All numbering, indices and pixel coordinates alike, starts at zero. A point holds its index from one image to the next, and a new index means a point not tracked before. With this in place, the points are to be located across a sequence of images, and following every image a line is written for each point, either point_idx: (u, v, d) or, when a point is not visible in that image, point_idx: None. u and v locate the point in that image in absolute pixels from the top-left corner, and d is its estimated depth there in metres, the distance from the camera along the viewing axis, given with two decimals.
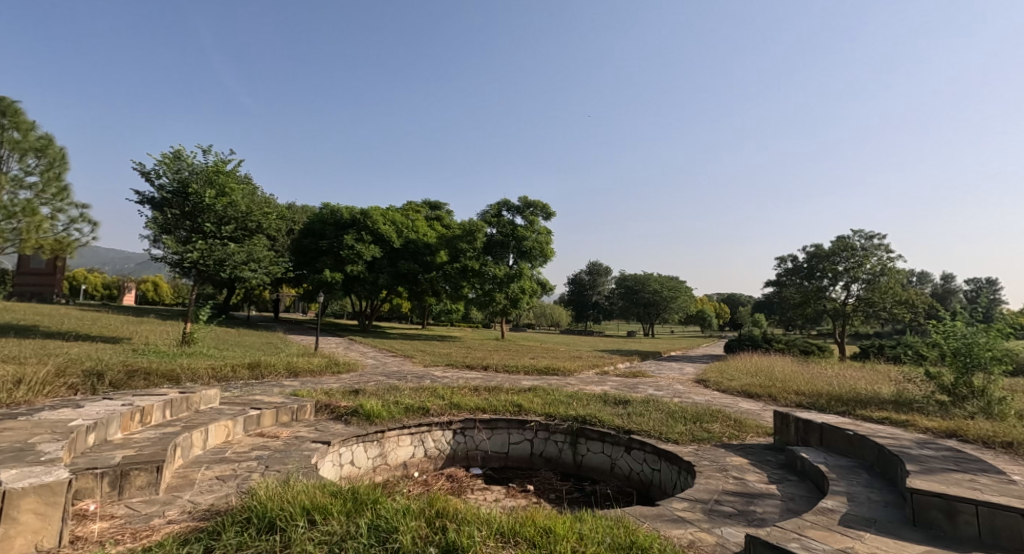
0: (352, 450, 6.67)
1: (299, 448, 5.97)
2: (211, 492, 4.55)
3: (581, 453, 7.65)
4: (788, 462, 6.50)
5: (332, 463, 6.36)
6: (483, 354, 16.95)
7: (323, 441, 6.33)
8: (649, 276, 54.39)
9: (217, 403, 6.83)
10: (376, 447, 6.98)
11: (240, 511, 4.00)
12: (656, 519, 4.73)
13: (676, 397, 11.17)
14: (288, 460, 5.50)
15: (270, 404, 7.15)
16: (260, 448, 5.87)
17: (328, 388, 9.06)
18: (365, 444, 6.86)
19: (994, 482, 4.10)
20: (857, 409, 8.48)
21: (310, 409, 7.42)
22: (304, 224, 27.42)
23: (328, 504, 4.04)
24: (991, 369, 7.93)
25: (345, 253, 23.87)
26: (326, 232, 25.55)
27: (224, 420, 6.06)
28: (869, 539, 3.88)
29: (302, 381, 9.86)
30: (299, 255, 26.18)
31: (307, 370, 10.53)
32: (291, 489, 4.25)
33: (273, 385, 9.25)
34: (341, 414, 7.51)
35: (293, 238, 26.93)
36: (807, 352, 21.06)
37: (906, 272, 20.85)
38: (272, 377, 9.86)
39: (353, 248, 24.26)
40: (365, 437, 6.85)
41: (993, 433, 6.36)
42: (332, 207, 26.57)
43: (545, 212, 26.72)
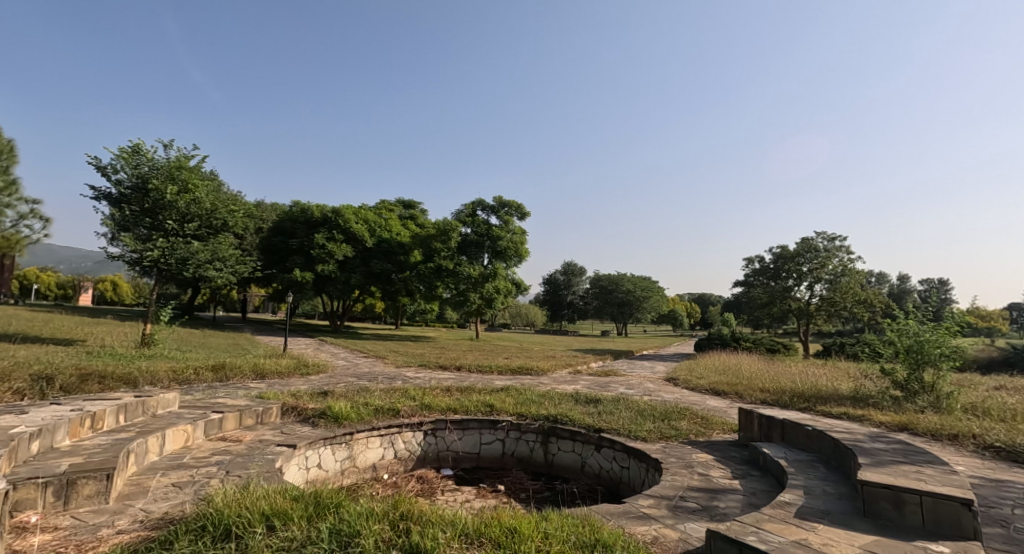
0: (318, 454, 6.55)
1: (261, 452, 5.83)
2: (166, 499, 4.43)
3: (552, 452, 7.69)
4: (752, 457, 6.65)
5: (298, 468, 6.25)
6: (457, 354, 16.89)
7: (288, 444, 6.21)
8: (623, 276, 54.99)
9: (175, 407, 6.62)
10: (344, 450, 6.89)
11: (195, 519, 3.90)
12: (621, 516, 4.79)
13: (647, 395, 11.36)
14: (250, 464, 5.38)
15: (233, 408, 6.96)
16: (221, 452, 5.73)
17: (296, 390, 8.90)
18: (333, 447, 6.76)
19: (938, 472, 4.26)
20: (817, 405, 8.74)
21: (276, 412, 7.27)
22: (272, 222, 26.86)
23: (289, 510, 3.96)
24: (941, 365, 8.25)
25: (316, 252, 23.46)
26: (297, 231, 25.09)
27: (183, 424, 5.90)
28: (822, 530, 4.00)
29: (269, 383, 9.68)
30: (268, 254, 25.68)
31: (274, 371, 10.34)
32: (251, 495, 4.16)
33: (238, 387, 9.04)
34: (308, 417, 7.38)
35: (261, 237, 26.35)
36: (773, 351, 21.61)
37: (866, 273, 21.57)
38: (238, 380, 9.64)
39: (324, 247, 23.88)
40: (332, 440, 6.74)
41: (941, 426, 6.62)
42: (302, 205, 26.09)
43: (520, 212, 26.76)
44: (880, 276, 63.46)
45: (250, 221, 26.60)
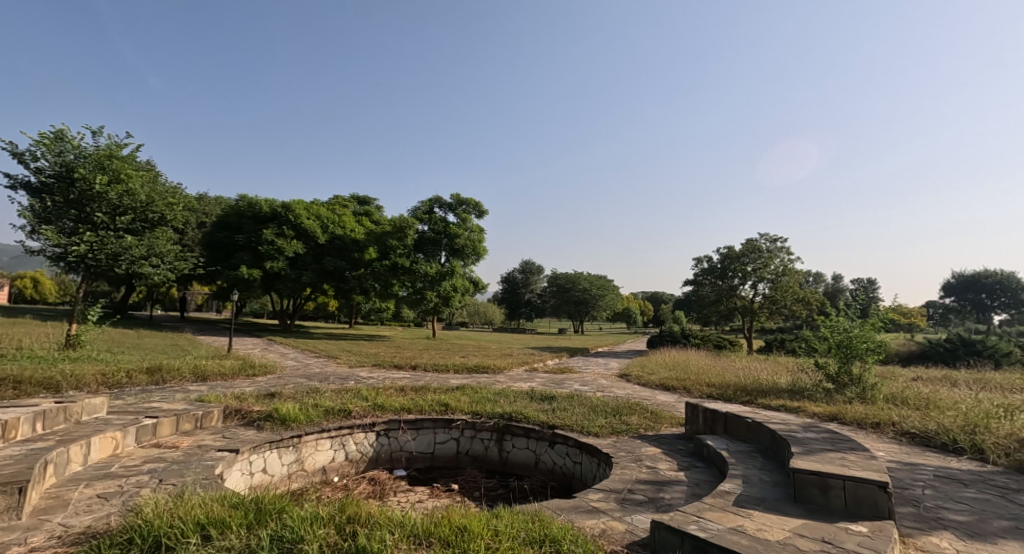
0: (263, 458, 6.38)
1: (200, 458, 5.64)
2: (89, 512, 4.24)
3: (506, 449, 7.76)
4: (697, 450, 6.91)
5: (241, 473, 6.07)
6: (412, 353, 16.73)
7: (230, 449, 6.02)
8: (579, 275, 55.75)
9: (103, 413, 6.32)
10: (291, 453, 6.73)
11: (121, 532, 3.76)
12: (571, 510, 4.89)
13: (600, 391, 11.60)
14: (187, 471, 5.19)
15: (169, 412, 6.69)
16: (154, 460, 5.51)
17: (240, 392, 8.63)
18: (279, 450, 6.59)
19: (860, 458, 4.57)
20: (758, 398, 9.15)
21: (217, 416, 7.03)
22: (216, 217, 25.82)
23: (226, 518, 3.87)
24: (867, 358, 8.79)
25: (265, 249, 22.67)
26: (243, 226, 24.19)
27: (112, 431, 5.64)
28: (756, 516, 4.22)
29: (211, 385, 9.33)
30: (212, 250, 24.70)
31: (217, 373, 9.97)
32: (186, 504, 4.03)
33: (176, 391, 8.67)
34: (253, 420, 7.17)
35: (204, 232, 25.29)
36: (720, 347, 22.42)
37: (805, 272, 22.69)
38: (176, 383, 9.25)
39: (274, 244, 23.10)
40: (279, 443, 6.58)
41: (867, 415, 7.05)
42: (250, 200, 25.16)
43: (478, 210, 26.76)
44: (818, 275, 66.66)
45: (191, 215, 25.47)
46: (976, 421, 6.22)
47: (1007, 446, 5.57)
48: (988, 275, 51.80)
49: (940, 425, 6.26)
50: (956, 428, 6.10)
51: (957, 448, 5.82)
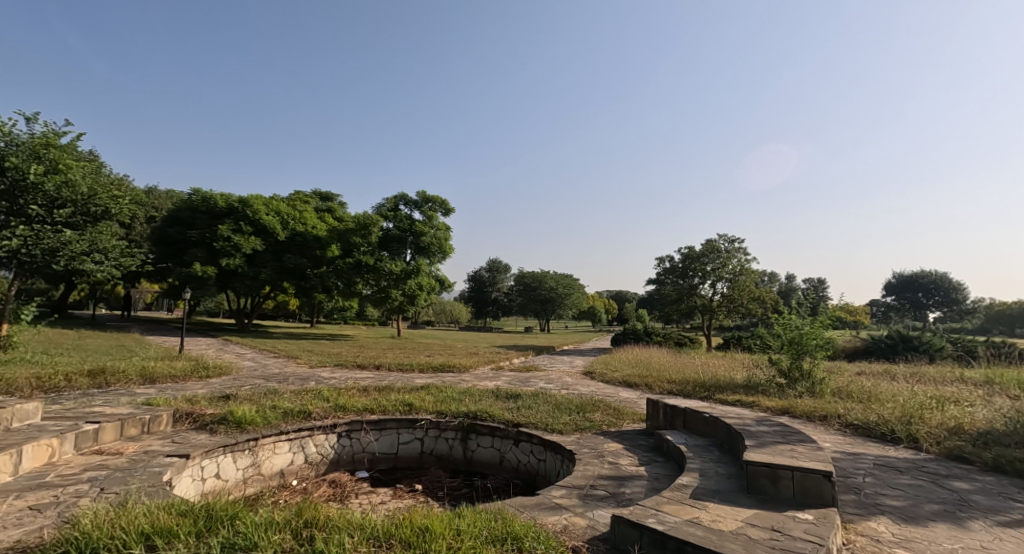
0: (216, 463, 6.20)
1: (147, 465, 5.46)
2: (21, 525, 4.07)
3: (471, 448, 7.78)
4: (657, 445, 7.09)
5: (191, 479, 5.88)
6: (375, 352, 16.52)
7: (180, 454, 5.84)
8: (545, 274, 56.11)
9: (37, 420, 6.04)
10: (247, 457, 6.55)
11: (55, 545, 3.65)
12: (534, 507, 4.95)
13: (564, 389, 11.73)
14: (131, 479, 5.02)
15: (114, 417, 6.44)
16: (96, 468, 5.31)
17: (193, 394, 8.36)
18: (234, 454, 6.42)
19: (808, 449, 4.79)
20: (715, 393, 9.44)
21: (166, 420, 6.80)
22: (167, 211, 24.68)
23: (173, 527, 3.77)
24: (817, 354, 9.18)
25: (220, 245, 21.86)
26: (197, 221, 23.25)
27: (47, 438, 5.40)
28: (711, 508, 4.37)
29: (161, 388, 9.00)
30: (163, 245, 23.67)
31: (167, 376, 9.63)
32: (130, 513, 3.92)
33: (122, 394, 8.33)
34: (206, 423, 6.98)
35: (153, 226, 24.22)
36: (681, 344, 22.97)
37: (761, 272, 23.50)
38: (123, 385, 8.90)
39: (230, 240, 22.27)
40: (233, 447, 6.40)
41: (815, 409, 7.36)
42: (203, 194, 24.18)
43: (444, 208, 26.66)
44: (773, 275, 68.93)
45: (138, 209, 24.45)
46: (913, 413, 6.59)
47: (940, 436, 5.92)
48: (924, 275, 54.79)
49: (881, 417, 6.61)
50: (895, 419, 6.44)
51: (895, 438, 6.15)
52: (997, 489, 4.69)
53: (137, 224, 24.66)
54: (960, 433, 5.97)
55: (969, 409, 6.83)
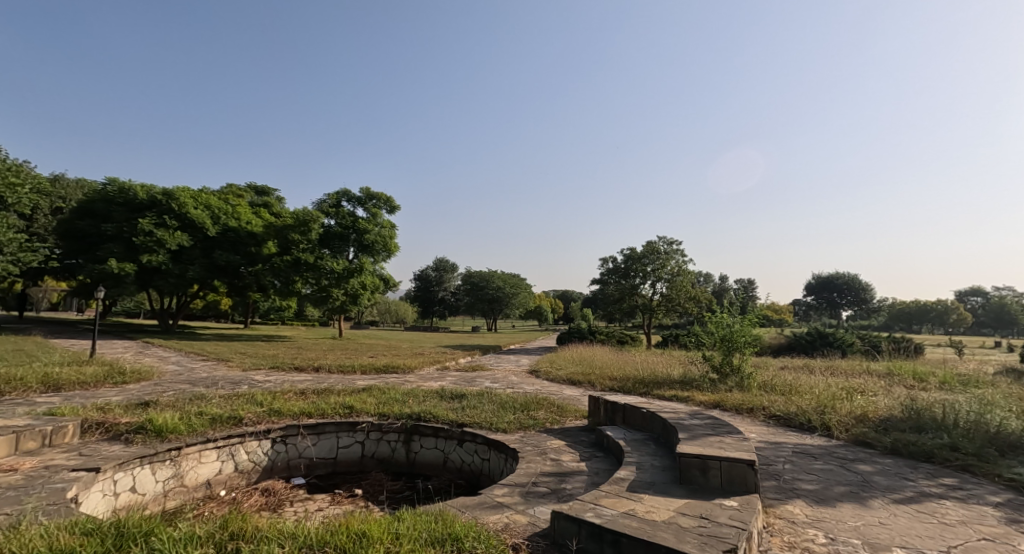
0: (132, 476, 5.81)
1: (47, 482, 5.08)
2: None
3: (414, 450, 7.71)
4: (597, 440, 7.26)
5: (102, 494, 5.48)
6: (315, 354, 16.02)
7: (90, 467, 5.46)
8: (492, 274, 56.16)
9: None
10: (168, 468, 6.17)
11: None
12: (475, 507, 4.98)
13: (508, 388, 11.82)
14: (28, 499, 4.67)
15: (10, 429, 5.94)
16: None
17: (106, 402, 7.83)
18: (153, 466, 6.02)
19: (734, 440, 5.06)
20: (654, 389, 9.77)
21: (73, 431, 6.34)
22: (78, 202, 22.65)
23: (75, 548, 3.54)
24: (745, 350, 9.68)
25: (141, 241, 20.24)
26: (113, 214, 21.48)
27: None
28: (646, 499, 4.54)
29: (67, 397, 8.38)
30: (73, 240, 21.80)
31: (75, 383, 8.97)
32: (23, 537, 3.67)
33: (22, 405, 7.70)
34: (121, 433, 6.56)
35: (62, 218, 22.23)
36: (623, 342, 23.60)
37: (697, 273, 24.49)
38: (21, 395, 8.21)
39: (151, 235, 20.68)
40: (152, 458, 6.01)
41: (743, 402, 7.76)
42: (120, 184, 22.27)
43: (389, 205, 26.25)
44: (708, 276, 71.93)
45: (42, 199, 22.45)
46: (826, 403, 7.08)
47: (849, 423, 6.39)
48: (839, 276, 58.74)
49: (799, 408, 7.05)
50: (811, 409, 6.90)
51: (811, 427, 6.59)
52: (894, 470, 5.12)
53: (41, 216, 22.64)
54: (866, 420, 6.47)
55: (873, 398, 7.42)
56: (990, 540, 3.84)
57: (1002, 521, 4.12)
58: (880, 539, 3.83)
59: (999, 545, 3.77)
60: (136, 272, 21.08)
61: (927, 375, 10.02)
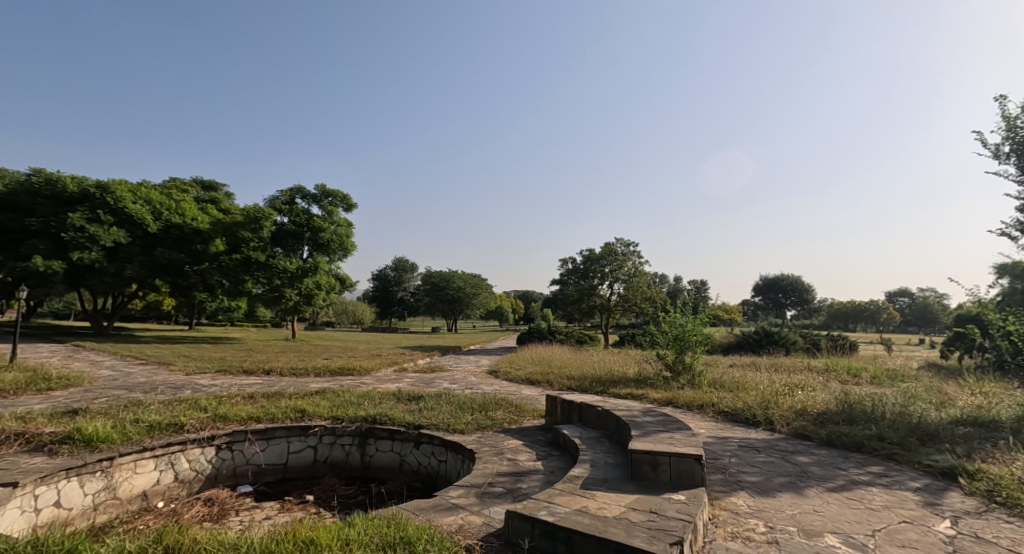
0: (56, 490, 5.44)
1: None
2: None
3: (369, 454, 7.55)
4: (554, 440, 7.30)
5: (20, 511, 5.11)
6: (266, 356, 15.53)
7: (7, 481, 5.09)
8: (453, 274, 55.79)
9: None
10: (98, 480, 5.81)
11: None
12: (430, 510, 4.91)
13: (467, 389, 11.77)
14: None
15: None
16: None
17: (30, 411, 7.34)
18: (80, 478, 5.66)
19: (683, 436, 5.16)
20: (610, 388, 9.90)
21: None
22: None
23: None
24: (697, 348, 9.93)
25: (71, 237, 19.09)
26: (40, 208, 20.11)
27: None
28: (599, 496, 4.58)
29: None
30: None
31: None
32: None
33: None
34: (44, 444, 6.13)
35: None
36: (581, 341, 23.86)
37: (653, 273, 25.01)
38: None
39: (83, 231, 19.51)
40: (80, 470, 5.65)
41: (693, 399, 7.96)
42: (47, 175, 20.87)
43: (346, 203, 25.77)
44: (663, 276, 73.51)
45: None
46: (769, 399, 7.33)
47: (790, 417, 6.63)
48: (784, 277, 61.18)
49: (745, 404, 7.28)
50: (756, 405, 7.13)
51: (756, 421, 6.81)
52: (829, 460, 5.35)
53: None
54: (805, 414, 6.74)
55: (811, 393, 7.74)
56: (909, 522, 4.05)
57: (921, 504, 4.35)
58: (814, 526, 3.98)
59: (916, 527, 3.97)
60: (65, 270, 19.85)
61: (860, 371, 10.54)
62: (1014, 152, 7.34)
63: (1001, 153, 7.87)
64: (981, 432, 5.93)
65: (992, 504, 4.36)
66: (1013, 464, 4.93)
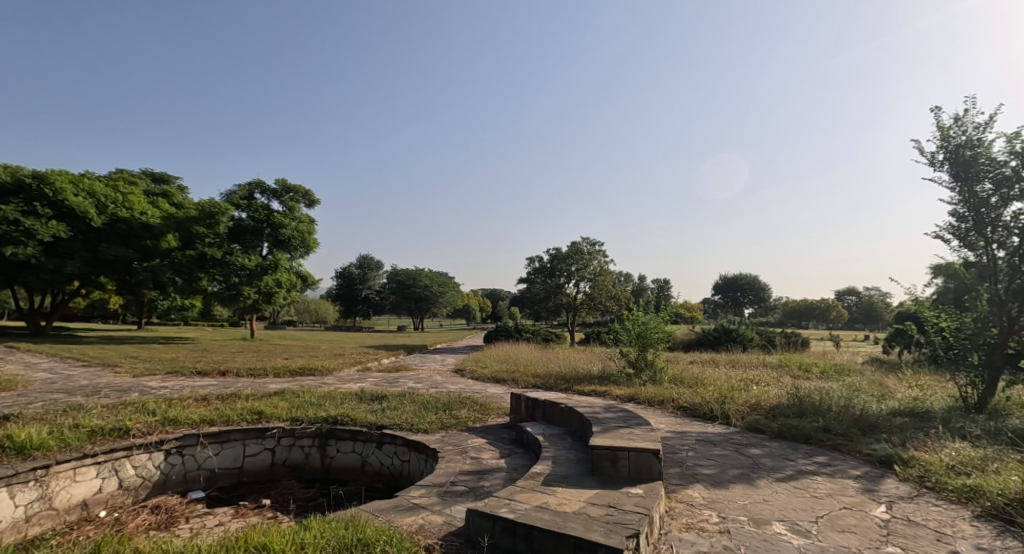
0: None
1: None
2: None
3: (330, 455, 7.38)
4: (517, 437, 7.28)
5: None
6: (222, 357, 15.03)
7: None
8: (420, 272, 55.27)
9: None
10: (32, 490, 5.47)
11: None
12: (390, 510, 4.82)
13: (432, 388, 11.66)
14: None
15: None
16: None
17: None
18: (11, 489, 5.30)
19: (642, 431, 5.22)
20: (574, 385, 9.95)
21: None
22: None
23: None
24: (658, 346, 10.07)
25: (4, 231, 18.09)
26: None
27: None
28: (560, 492, 4.58)
29: None
30: None
31: None
32: None
33: None
34: None
35: None
36: (548, 340, 23.98)
37: (618, 272, 25.33)
38: None
39: (18, 224, 18.52)
40: (11, 480, 5.28)
41: (654, 394, 8.07)
42: None
43: (308, 199, 25.19)
44: (628, 276, 74.51)
45: None
46: (725, 394, 7.50)
47: (744, 411, 6.79)
48: (743, 276, 62.99)
49: (703, 399, 7.42)
50: (713, 400, 7.28)
51: (712, 416, 6.95)
52: (780, 451, 5.50)
53: None
54: (758, 408, 6.91)
55: (766, 387, 7.95)
56: (849, 508, 4.19)
57: (861, 491, 4.51)
58: (763, 515, 4.07)
59: (856, 512, 4.11)
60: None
61: (811, 366, 10.95)
62: (947, 160, 7.69)
63: (936, 161, 8.23)
64: (916, 422, 6.20)
65: (924, 489, 4.55)
66: (943, 451, 5.17)
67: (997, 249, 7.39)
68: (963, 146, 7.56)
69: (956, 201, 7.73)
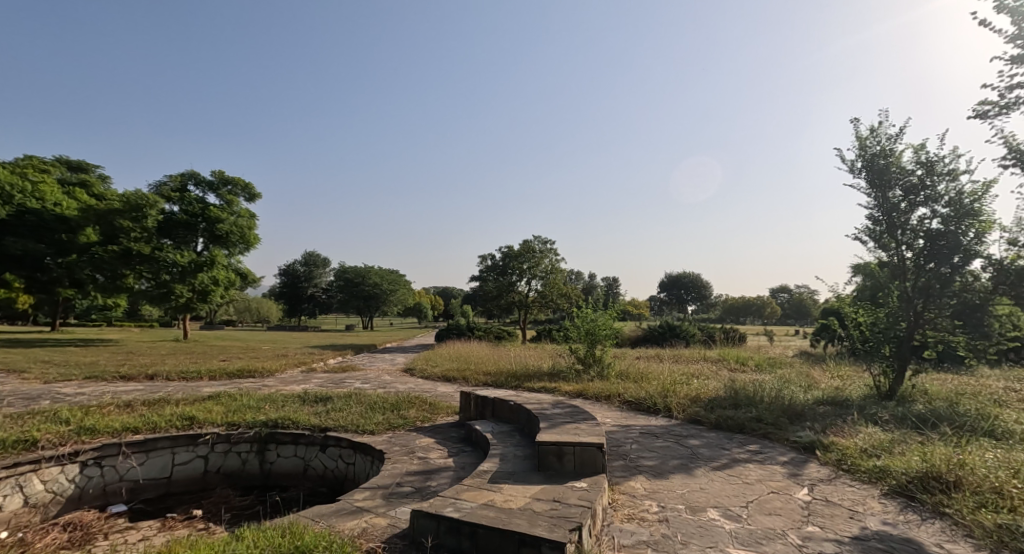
0: None
1: None
2: None
3: (269, 461, 7.02)
4: (466, 436, 7.14)
5: None
6: (152, 360, 14.12)
7: None
8: (369, 269, 54.09)
9: None
10: None
11: None
12: (332, 515, 4.58)
13: (380, 388, 11.35)
14: None
15: None
16: None
17: None
18: None
19: (588, 426, 5.19)
20: (523, 383, 9.88)
21: None
22: None
23: None
24: (606, 341, 10.13)
25: None
26: None
27: None
28: (505, 489, 4.48)
29: None
30: None
31: None
32: None
33: None
34: None
35: None
36: (499, 337, 23.92)
37: (569, 271, 25.55)
38: None
39: None
40: None
41: (601, 390, 8.11)
42: None
43: (248, 192, 24.02)
44: (578, 275, 75.47)
45: None
46: (667, 388, 7.61)
47: (685, 404, 6.91)
48: (687, 275, 65.07)
49: (647, 393, 7.51)
50: (656, 394, 7.37)
51: (656, 409, 7.03)
52: (717, 441, 5.61)
53: None
54: (698, 401, 7.04)
55: (706, 380, 8.14)
56: (777, 492, 4.29)
57: (788, 476, 4.64)
58: (699, 502, 4.11)
59: (782, 496, 4.22)
60: None
61: (747, 359, 11.36)
62: (863, 168, 8.07)
63: (854, 168, 8.64)
64: (836, 409, 6.48)
65: (843, 471, 4.74)
66: (858, 435, 5.40)
67: (906, 249, 7.77)
68: (878, 155, 7.94)
69: (871, 205, 8.11)
